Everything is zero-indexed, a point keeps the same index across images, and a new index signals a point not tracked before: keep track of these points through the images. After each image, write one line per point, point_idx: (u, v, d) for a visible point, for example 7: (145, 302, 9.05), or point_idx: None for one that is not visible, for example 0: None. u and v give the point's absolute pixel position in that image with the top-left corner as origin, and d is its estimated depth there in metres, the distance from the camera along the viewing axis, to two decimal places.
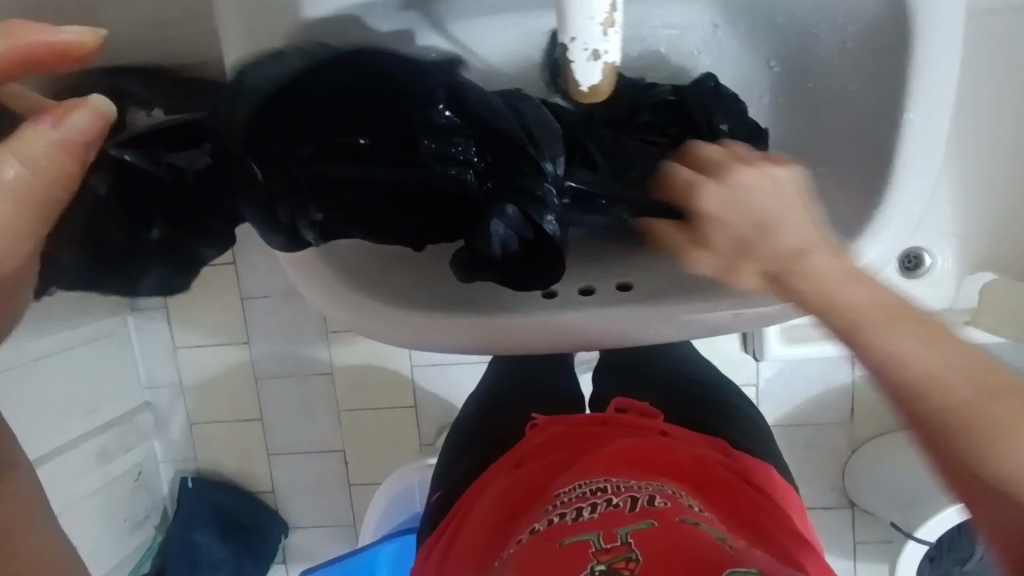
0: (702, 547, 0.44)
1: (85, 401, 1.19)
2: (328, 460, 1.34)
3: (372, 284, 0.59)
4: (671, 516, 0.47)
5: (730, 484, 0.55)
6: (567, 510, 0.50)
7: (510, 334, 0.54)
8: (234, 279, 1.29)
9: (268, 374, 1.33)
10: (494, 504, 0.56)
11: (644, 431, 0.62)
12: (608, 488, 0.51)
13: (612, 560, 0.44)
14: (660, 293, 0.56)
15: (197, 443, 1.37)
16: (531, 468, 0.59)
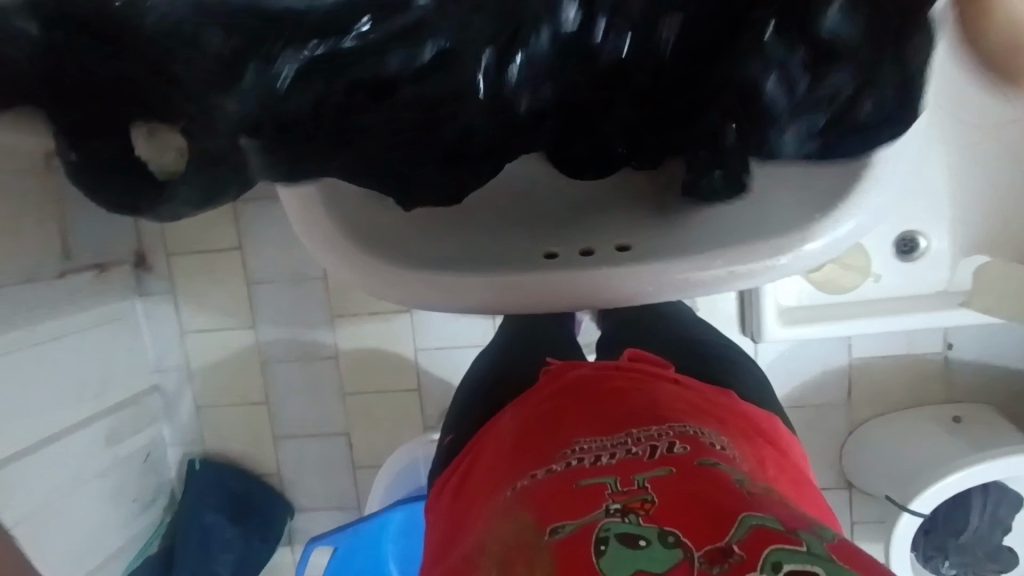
0: (715, 489, 0.46)
1: (94, 382, 1.22)
2: (333, 443, 1.37)
3: (367, 237, 0.52)
4: (687, 463, 0.49)
5: (743, 431, 0.59)
6: (585, 455, 0.52)
7: (520, 293, 0.50)
8: (239, 264, 1.31)
9: (274, 358, 1.35)
10: (508, 438, 0.60)
11: (657, 376, 0.65)
12: (626, 437, 0.54)
13: (626, 500, 0.47)
14: (663, 242, 0.50)
15: (204, 426, 1.39)
16: (547, 404, 0.62)
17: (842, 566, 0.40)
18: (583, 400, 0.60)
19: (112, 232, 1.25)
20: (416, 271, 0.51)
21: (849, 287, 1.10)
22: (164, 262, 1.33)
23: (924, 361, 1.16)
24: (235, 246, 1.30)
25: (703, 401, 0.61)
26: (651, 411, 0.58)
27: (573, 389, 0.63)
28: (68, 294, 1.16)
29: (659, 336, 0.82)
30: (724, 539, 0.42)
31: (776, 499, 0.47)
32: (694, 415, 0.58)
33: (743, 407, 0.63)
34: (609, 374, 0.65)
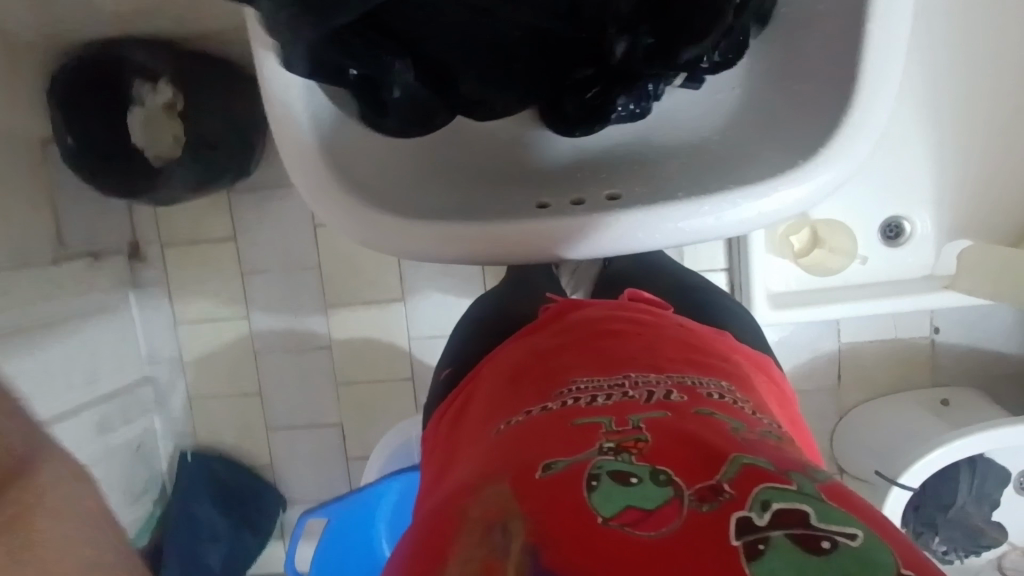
0: (711, 433, 0.47)
1: (85, 368, 1.19)
2: (326, 434, 1.36)
3: (375, 192, 0.59)
4: (684, 409, 0.50)
5: (741, 380, 0.60)
6: (582, 395, 0.53)
7: (514, 244, 0.56)
8: (234, 254, 1.32)
9: (268, 348, 1.35)
10: (507, 375, 0.61)
11: (660, 322, 0.66)
12: (625, 382, 0.55)
13: (620, 439, 0.47)
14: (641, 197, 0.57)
15: (197, 418, 1.39)
16: (546, 343, 0.63)
17: (831, 506, 0.41)
18: (585, 343, 0.61)
19: (107, 220, 1.25)
20: (420, 224, 0.57)
21: (836, 271, 1.11)
22: (159, 253, 1.34)
23: (912, 345, 1.17)
24: (230, 236, 1.31)
25: (703, 349, 0.62)
26: (650, 358, 0.59)
27: (574, 330, 0.64)
28: (67, 279, 1.15)
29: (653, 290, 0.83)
30: (716, 478, 0.43)
31: (769, 443, 0.48)
32: (692, 364, 0.59)
33: (740, 355, 0.65)
34: (610, 317, 0.66)
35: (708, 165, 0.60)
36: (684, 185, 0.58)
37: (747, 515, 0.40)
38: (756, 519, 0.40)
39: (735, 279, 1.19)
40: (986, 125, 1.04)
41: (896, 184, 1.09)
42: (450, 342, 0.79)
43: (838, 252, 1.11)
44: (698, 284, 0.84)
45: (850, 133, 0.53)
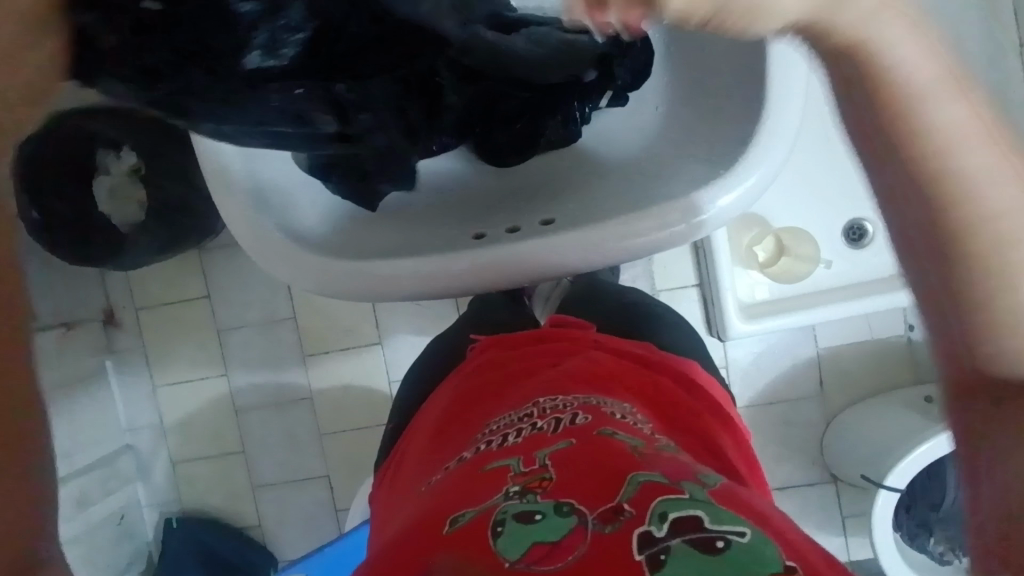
0: (609, 455, 0.47)
1: (63, 443, 1.17)
2: (314, 488, 1.34)
3: (329, 246, 0.61)
4: (587, 433, 0.50)
5: (654, 392, 0.60)
6: (493, 439, 0.53)
7: (465, 278, 0.58)
8: (208, 312, 1.32)
9: (248, 405, 1.34)
10: (432, 431, 0.60)
11: (578, 345, 0.66)
12: (533, 414, 0.54)
13: (527, 480, 0.46)
14: (572, 223, 0.60)
15: (181, 483, 1.36)
16: (469, 389, 0.63)
17: (721, 508, 0.42)
18: (503, 385, 0.61)
19: (79, 292, 1.25)
20: (373, 264, 0.59)
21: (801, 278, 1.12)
22: (133, 318, 1.34)
23: (888, 343, 1.17)
24: (204, 295, 1.31)
25: (618, 365, 0.63)
26: (562, 388, 0.58)
27: (494, 373, 0.64)
28: (44, 354, 1.15)
29: (600, 307, 0.81)
30: (616, 499, 0.43)
31: (671, 456, 0.49)
32: (603, 385, 0.59)
33: (657, 364, 0.65)
34: (530, 351, 0.66)
35: (635, 182, 0.64)
36: (612, 206, 0.61)
37: (647, 529, 0.40)
38: (655, 532, 0.40)
39: (707, 293, 1.18)
40: None
41: (851, 188, 1.10)
42: (399, 393, 0.78)
43: (802, 258, 1.12)
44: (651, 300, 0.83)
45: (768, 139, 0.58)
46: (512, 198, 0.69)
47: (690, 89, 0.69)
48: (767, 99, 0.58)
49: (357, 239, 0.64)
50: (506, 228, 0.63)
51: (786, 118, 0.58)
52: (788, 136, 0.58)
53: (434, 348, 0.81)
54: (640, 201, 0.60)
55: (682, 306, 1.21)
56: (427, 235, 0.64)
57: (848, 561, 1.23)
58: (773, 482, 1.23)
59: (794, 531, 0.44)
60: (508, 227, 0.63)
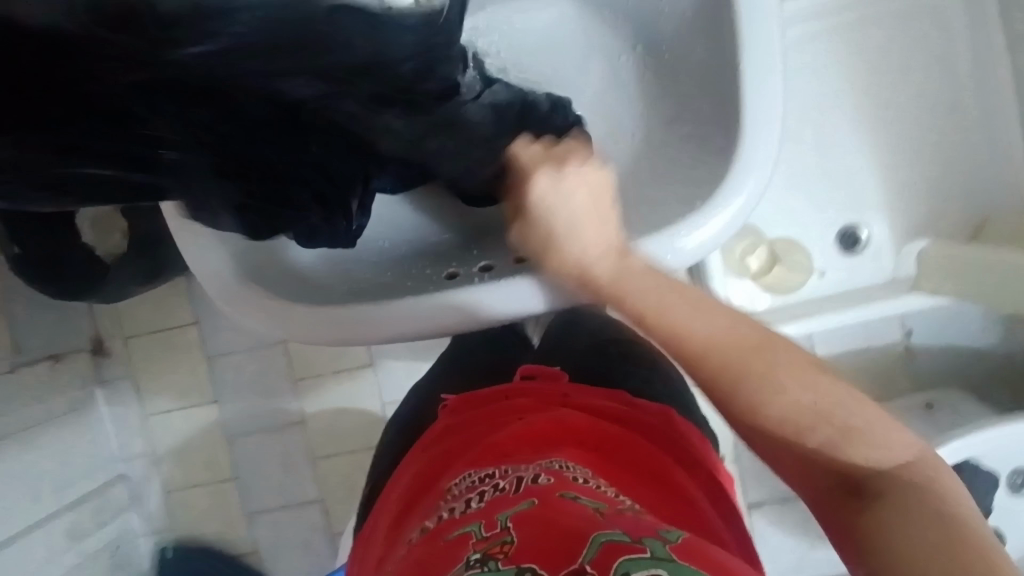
0: (569, 515, 0.45)
1: (54, 476, 1.14)
2: (310, 513, 1.32)
3: (299, 295, 0.61)
4: (549, 493, 0.48)
5: (620, 447, 0.59)
6: (456, 505, 0.51)
7: (440, 314, 0.59)
8: (198, 338, 1.30)
9: (241, 431, 1.32)
10: (398, 503, 0.58)
11: (546, 402, 0.66)
12: (495, 477, 0.53)
13: (487, 546, 0.44)
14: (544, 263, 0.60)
15: (176, 512, 1.35)
16: (437, 457, 0.62)
17: (684, 564, 0.40)
18: (469, 449, 0.60)
19: (65, 321, 1.23)
20: (347, 308, 0.59)
21: (794, 289, 1.10)
22: (123, 346, 1.32)
23: (887, 350, 1.14)
24: (193, 321, 1.30)
25: (585, 420, 0.62)
26: (528, 450, 0.57)
27: (461, 438, 0.63)
28: (30, 386, 1.12)
29: (580, 339, 0.82)
30: (576, 562, 0.41)
31: (634, 514, 0.47)
32: (569, 443, 0.58)
33: (627, 417, 0.65)
34: (498, 410, 0.66)
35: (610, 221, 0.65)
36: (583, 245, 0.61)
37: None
38: None
39: None
40: (921, 128, 1.06)
41: (841, 193, 1.09)
42: (381, 440, 0.79)
43: (796, 268, 1.09)
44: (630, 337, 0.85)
45: (741, 173, 0.58)
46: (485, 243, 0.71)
47: (669, 117, 0.69)
48: (740, 135, 0.58)
49: (327, 288, 0.63)
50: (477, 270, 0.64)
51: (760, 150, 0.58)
52: (762, 172, 0.58)
53: (410, 402, 0.83)
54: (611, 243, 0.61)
55: None
56: (401, 281, 0.64)
57: None
58: (773, 494, 1.21)
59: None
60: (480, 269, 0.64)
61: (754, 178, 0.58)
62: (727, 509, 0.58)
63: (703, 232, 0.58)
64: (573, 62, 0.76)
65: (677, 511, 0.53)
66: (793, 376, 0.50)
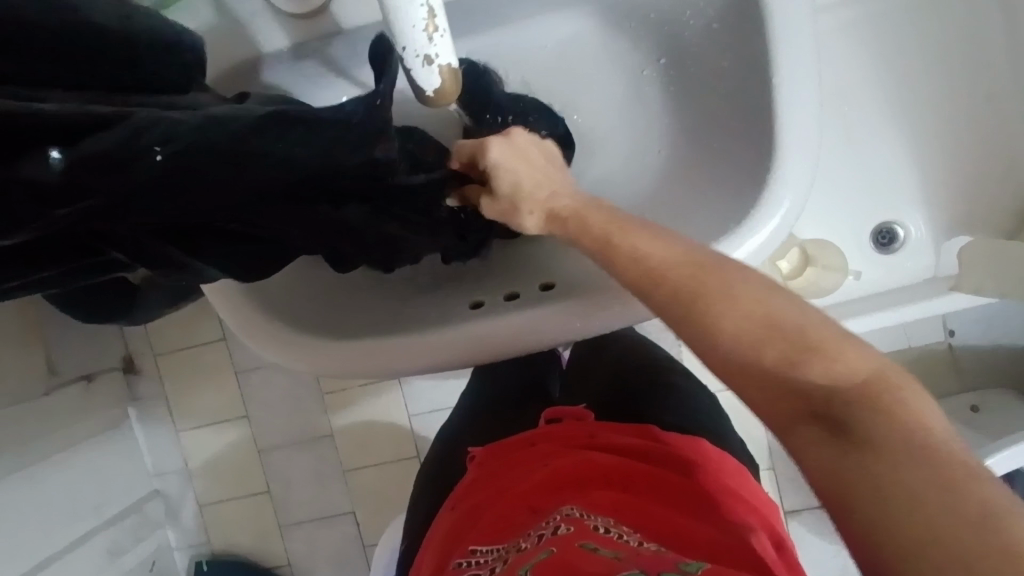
0: (589, 568, 0.44)
1: (92, 496, 1.17)
2: (342, 525, 1.33)
3: (326, 331, 0.60)
4: (569, 542, 0.47)
5: (643, 485, 0.57)
6: (480, 572, 0.50)
7: (468, 341, 0.55)
8: (225, 356, 1.32)
9: (272, 445, 1.33)
10: (429, 569, 0.57)
11: (569, 445, 0.64)
12: (519, 540, 0.52)
13: None
14: (574, 285, 0.57)
15: (210, 526, 1.37)
16: (464, 513, 0.61)
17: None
18: (494, 505, 0.59)
19: (97, 344, 1.25)
20: (373, 342, 0.57)
21: (832, 290, 1.05)
22: (153, 364, 1.34)
23: (929, 352, 1.11)
24: (220, 338, 1.31)
25: (610, 461, 0.60)
26: (552, 504, 0.56)
27: (486, 493, 0.62)
28: (65, 408, 1.14)
29: (613, 364, 0.82)
30: None
31: (657, 556, 0.45)
32: (593, 489, 0.57)
33: (653, 452, 0.63)
34: (522, 459, 0.64)
35: None
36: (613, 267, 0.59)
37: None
38: None
39: None
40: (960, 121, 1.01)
41: (875, 192, 1.06)
42: (419, 475, 0.79)
43: (830, 268, 1.05)
44: (661, 357, 0.82)
45: (778, 187, 0.56)
46: (509, 262, 0.67)
47: (698, 128, 0.67)
48: (776, 145, 0.56)
49: (354, 322, 0.62)
50: (505, 294, 0.62)
51: (797, 162, 0.55)
52: (802, 186, 0.56)
53: (438, 448, 0.82)
54: None
55: None
56: (427, 311, 0.62)
57: None
58: (811, 502, 1.17)
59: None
60: (506, 295, 0.62)
61: (793, 191, 0.55)
62: (774, 539, 0.55)
63: (744, 247, 0.55)
64: (594, 75, 0.74)
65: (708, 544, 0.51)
66: (749, 300, 0.43)
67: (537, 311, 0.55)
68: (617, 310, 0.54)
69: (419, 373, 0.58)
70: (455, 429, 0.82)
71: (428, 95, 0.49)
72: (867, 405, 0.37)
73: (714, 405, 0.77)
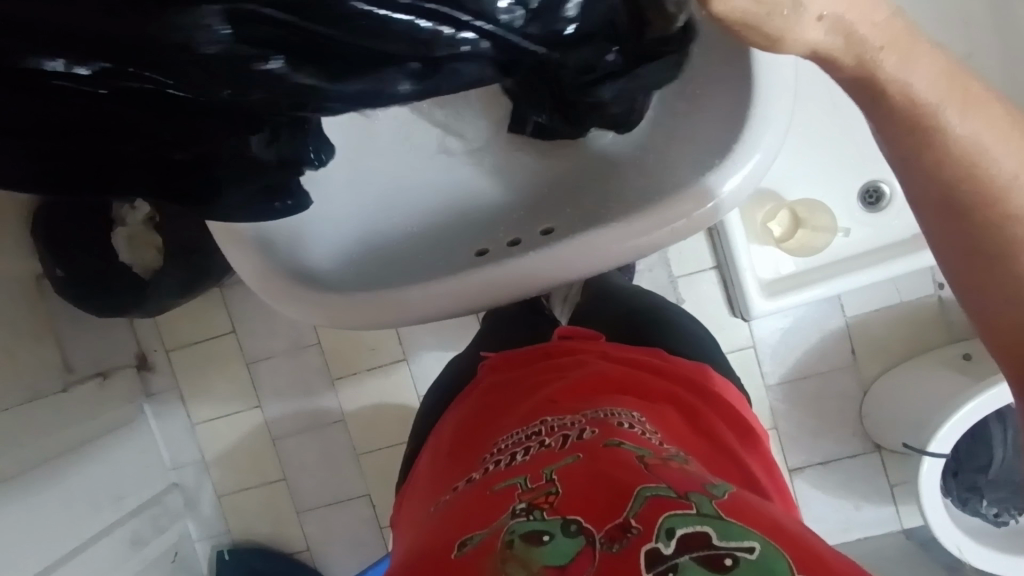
0: (615, 467, 0.49)
1: (111, 487, 1.18)
2: (357, 507, 1.36)
3: (336, 284, 0.63)
4: (594, 446, 0.52)
5: (661, 403, 0.62)
6: (501, 458, 0.55)
7: (471, 289, 0.59)
8: (236, 347, 1.35)
9: (285, 432, 1.36)
10: (442, 455, 0.63)
11: (586, 355, 0.69)
12: (541, 431, 0.56)
13: (532, 498, 0.48)
14: (571, 231, 0.61)
15: (229, 515, 1.40)
16: (478, 411, 0.66)
17: (730, 522, 0.44)
18: (511, 403, 0.64)
19: (109, 341, 1.28)
20: (382, 292, 0.61)
21: (821, 249, 1.09)
22: (165, 358, 1.37)
23: (918, 306, 1.14)
24: (230, 330, 1.34)
25: (627, 378, 0.65)
26: (572, 400, 0.60)
27: (502, 395, 0.67)
28: (82, 401, 1.16)
29: (612, 311, 0.85)
30: (623, 515, 0.45)
31: (676, 466, 0.50)
32: (611, 394, 0.61)
33: (666, 371, 0.68)
34: (539, 367, 0.69)
35: (628, 182, 0.64)
36: (604, 209, 0.63)
37: (654, 547, 0.42)
38: (663, 549, 0.42)
39: (725, 274, 1.16)
40: None
41: (857, 151, 1.07)
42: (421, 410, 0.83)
43: (821, 229, 1.08)
44: (658, 307, 0.85)
45: (759, 125, 0.56)
46: (506, 209, 0.69)
47: None
48: (755, 85, 0.56)
49: (361, 276, 0.65)
50: (506, 242, 0.65)
51: (775, 101, 0.56)
52: (780, 121, 0.57)
53: (445, 377, 0.84)
54: (635, 205, 0.60)
55: (702, 288, 1.19)
56: (430, 264, 0.65)
57: (900, 530, 1.21)
58: (814, 458, 1.20)
59: (802, 535, 0.45)
60: (508, 241, 0.65)
61: (772, 129, 0.56)
62: (767, 460, 0.62)
63: (735, 176, 0.56)
64: None
65: (713, 462, 0.56)
66: (990, 132, 0.50)
67: (540, 250, 0.58)
68: (617, 244, 0.57)
69: (426, 320, 0.62)
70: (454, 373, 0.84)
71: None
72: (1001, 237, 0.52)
73: (710, 350, 0.81)
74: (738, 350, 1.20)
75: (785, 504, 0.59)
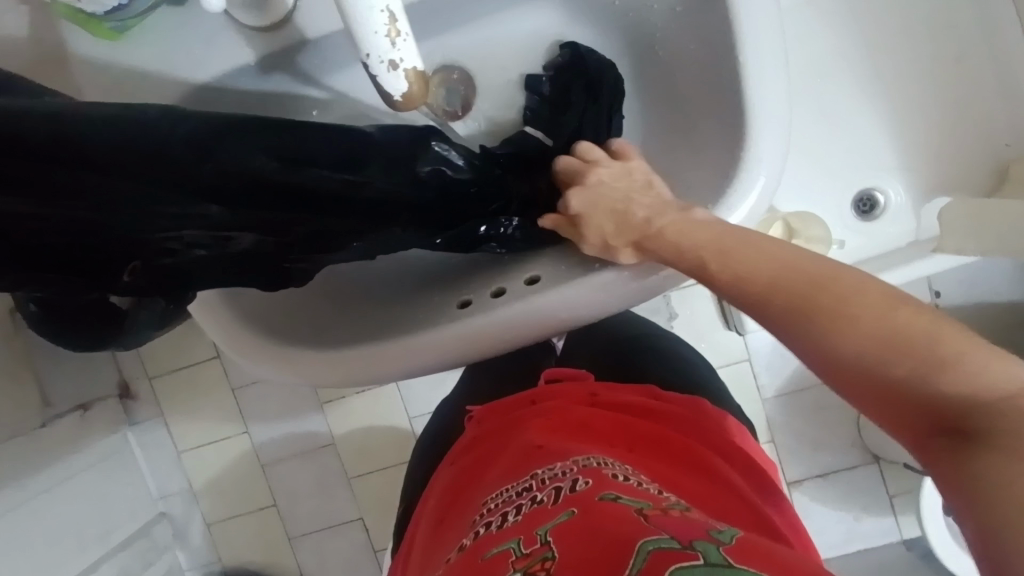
0: (612, 523, 0.46)
1: (97, 523, 1.15)
2: (350, 532, 1.33)
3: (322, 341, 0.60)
4: (588, 500, 0.49)
5: (656, 446, 0.60)
6: (492, 519, 0.52)
7: (465, 338, 0.56)
8: (221, 372, 1.31)
9: (274, 458, 1.33)
10: (433, 520, 0.60)
11: (574, 401, 0.67)
12: (532, 487, 0.54)
13: (528, 564, 0.45)
14: (562, 277, 0.58)
15: (219, 543, 1.37)
16: (466, 470, 0.64)
17: (740, 568, 0.41)
18: (502, 456, 0.62)
19: (90, 371, 1.24)
20: (368, 350, 0.58)
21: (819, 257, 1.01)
22: (148, 388, 1.33)
23: None
24: (214, 355, 1.31)
25: (620, 423, 0.63)
26: (564, 448, 0.58)
27: (491, 447, 0.65)
28: (62, 438, 1.12)
29: (601, 341, 0.82)
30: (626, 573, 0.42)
31: (676, 516, 0.48)
32: (603, 444, 0.59)
33: (660, 409, 0.66)
34: (526, 415, 0.67)
35: None
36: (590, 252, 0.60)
37: None
38: None
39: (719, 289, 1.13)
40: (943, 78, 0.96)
41: (851, 158, 1.02)
42: (411, 459, 0.80)
43: (816, 240, 0.99)
44: (648, 332, 0.83)
45: (754, 165, 0.55)
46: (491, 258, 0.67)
47: (672, 105, 0.68)
48: (747, 132, 0.56)
49: (346, 332, 0.62)
50: (491, 291, 0.62)
51: (765, 143, 0.55)
52: (774, 161, 0.55)
53: (435, 425, 0.82)
54: None
55: (695, 303, 1.17)
56: (413, 315, 0.62)
57: (901, 540, 1.19)
58: (812, 471, 1.19)
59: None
60: (493, 291, 0.62)
61: (767, 169, 0.55)
62: (773, 498, 0.60)
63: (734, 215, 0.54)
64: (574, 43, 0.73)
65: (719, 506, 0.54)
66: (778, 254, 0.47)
67: (530, 301, 0.56)
68: (609, 294, 0.55)
69: (412, 375, 0.59)
70: (444, 418, 0.82)
71: (398, 98, 0.53)
72: (921, 364, 0.40)
73: (707, 373, 0.79)
74: (733, 363, 1.18)
75: (800, 544, 0.56)
